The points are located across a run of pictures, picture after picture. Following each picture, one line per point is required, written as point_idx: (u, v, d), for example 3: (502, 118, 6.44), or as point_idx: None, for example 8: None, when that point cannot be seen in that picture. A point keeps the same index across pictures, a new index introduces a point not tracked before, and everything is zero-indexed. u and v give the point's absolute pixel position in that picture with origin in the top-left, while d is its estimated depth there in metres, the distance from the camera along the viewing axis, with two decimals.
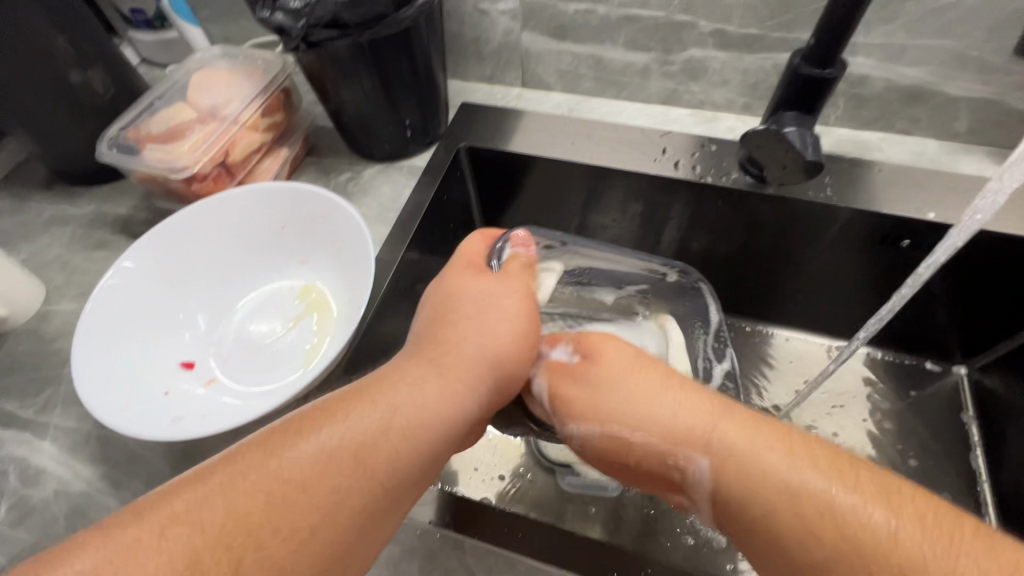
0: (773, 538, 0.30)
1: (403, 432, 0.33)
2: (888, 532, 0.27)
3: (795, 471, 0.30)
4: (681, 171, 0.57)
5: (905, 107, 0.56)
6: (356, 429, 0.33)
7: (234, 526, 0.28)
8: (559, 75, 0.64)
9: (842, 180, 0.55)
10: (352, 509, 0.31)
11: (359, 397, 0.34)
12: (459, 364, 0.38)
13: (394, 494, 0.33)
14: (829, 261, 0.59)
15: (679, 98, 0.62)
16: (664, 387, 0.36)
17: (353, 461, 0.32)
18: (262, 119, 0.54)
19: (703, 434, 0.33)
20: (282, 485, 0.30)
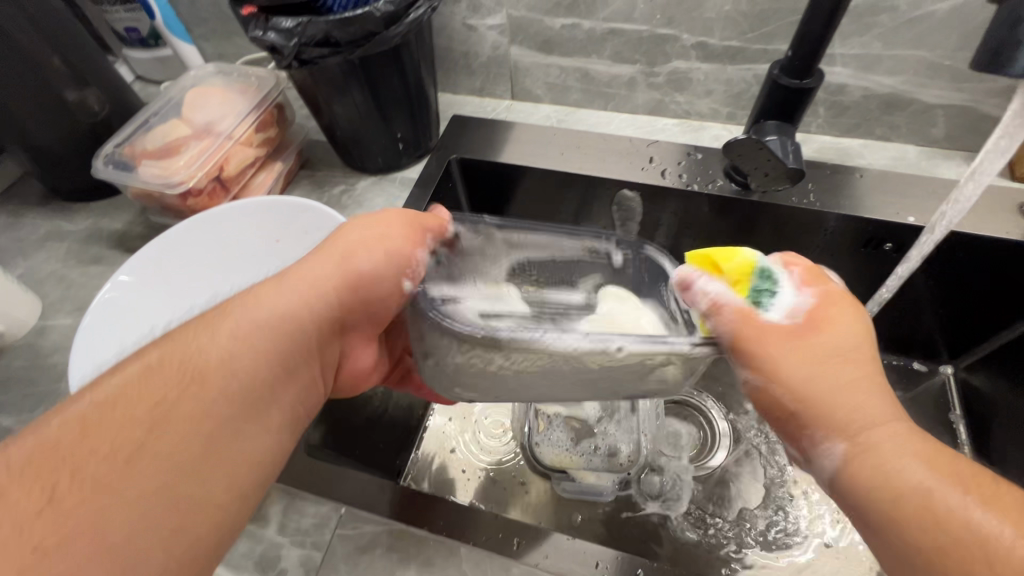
0: (888, 532, 0.26)
1: (242, 342, 0.30)
2: (996, 543, 0.24)
3: (926, 478, 0.26)
4: (668, 179, 0.58)
5: (884, 114, 0.58)
6: (204, 346, 0.30)
7: (71, 463, 0.26)
8: (547, 87, 0.66)
9: (825, 185, 0.56)
10: (206, 418, 0.28)
11: (209, 320, 0.31)
12: (319, 282, 0.34)
13: (254, 403, 0.30)
14: (815, 265, 0.60)
15: (665, 108, 0.64)
16: (842, 368, 0.29)
17: (193, 377, 0.29)
18: (256, 134, 0.55)
19: (853, 422, 0.28)
20: (117, 411, 0.27)
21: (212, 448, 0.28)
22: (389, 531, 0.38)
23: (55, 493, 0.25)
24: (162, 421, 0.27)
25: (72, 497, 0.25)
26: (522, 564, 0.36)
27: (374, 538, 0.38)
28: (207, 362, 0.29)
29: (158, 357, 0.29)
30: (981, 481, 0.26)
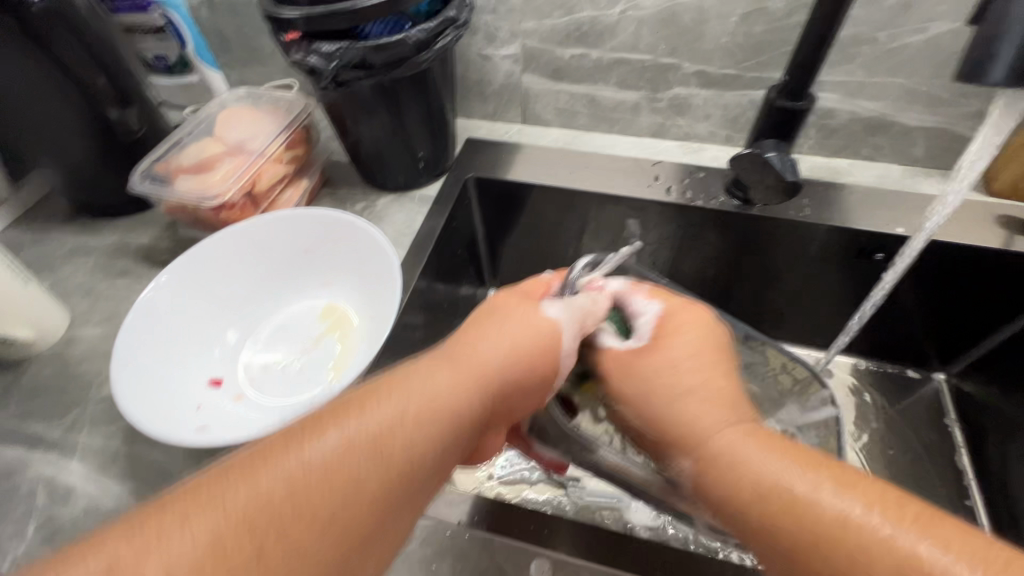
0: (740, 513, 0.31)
1: (420, 421, 0.31)
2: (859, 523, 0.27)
3: (770, 466, 0.30)
4: (673, 196, 0.62)
5: (868, 135, 0.63)
6: (376, 423, 0.30)
7: (266, 520, 0.26)
8: (556, 112, 0.70)
9: (818, 201, 0.60)
10: (383, 497, 0.29)
11: (394, 398, 0.31)
12: (480, 358, 0.35)
13: (420, 481, 0.30)
14: (813, 275, 0.64)
15: (667, 131, 0.68)
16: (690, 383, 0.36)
17: (377, 455, 0.29)
18: (285, 152, 0.58)
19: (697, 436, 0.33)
20: (299, 479, 0.27)
21: (377, 532, 0.28)
22: (423, 526, 0.40)
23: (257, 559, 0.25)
24: (348, 499, 0.28)
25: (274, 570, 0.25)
26: (554, 553, 0.38)
27: (409, 533, 0.40)
28: (392, 441, 0.30)
29: (344, 432, 0.29)
30: (867, 490, 0.28)
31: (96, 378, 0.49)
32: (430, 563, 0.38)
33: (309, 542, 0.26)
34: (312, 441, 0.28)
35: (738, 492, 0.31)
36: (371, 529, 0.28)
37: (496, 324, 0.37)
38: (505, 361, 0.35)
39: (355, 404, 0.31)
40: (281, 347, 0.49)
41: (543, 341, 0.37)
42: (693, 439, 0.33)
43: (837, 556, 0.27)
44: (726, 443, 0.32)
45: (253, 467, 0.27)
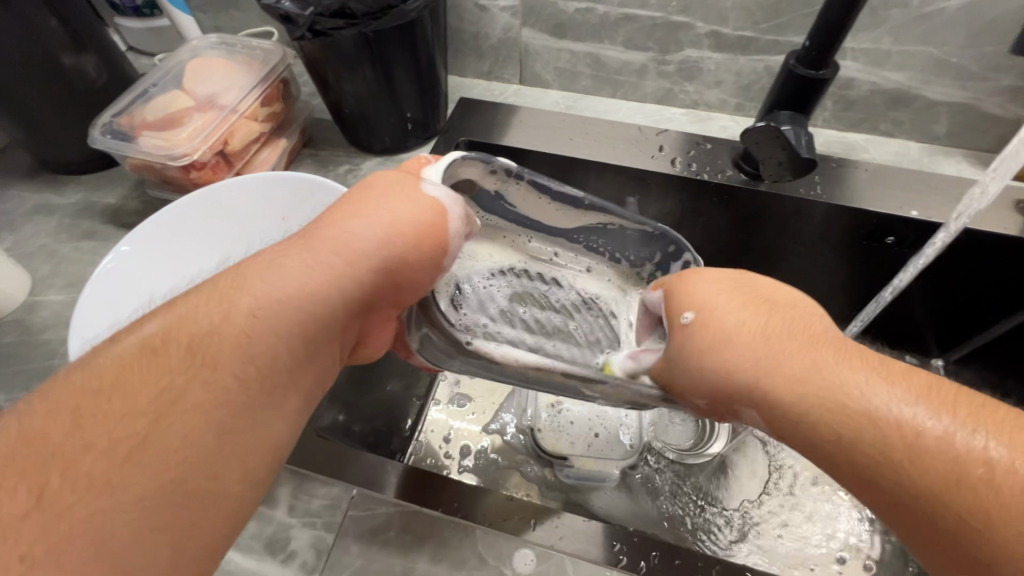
0: (814, 444, 0.27)
1: (251, 314, 0.27)
2: (939, 432, 0.24)
3: (846, 382, 0.26)
4: (677, 167, 0.58)
5: (889, 109, 0.59)
6: (199, 321, 0.26)
7: (50, 456, 0.22)
8: (556, 72, 0.65)
9: (830, 178, 0.57)
10: (206, 403, 0.25)
11: (229, 292, 0.27)
12: (340, 238, 0.30)
13: (263, 377, 0.27)
14: (816, 257, 0.61)
15: (674, 97, 0.64)
16: (743, 311, 0.31)
17: (191, 355, 0.25)
18: (261, 108, 0.53)
19: (769, 367, 0.28)
20: (90, 398, 0.24)
21: (214, 449, 0.25)
22: (402, 512, 0.38)
23: (39, 499, 0.22)
24: (162, 409, 0.24)
25: (60, 500, 0.22)
26: (538, 544, 0.36)
27: (387, 520, 0.38)
28: (211, 343, 0.26)
29: (149, 341, 0.26)
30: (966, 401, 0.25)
31: (60, 348, 0.47)
32: (409, 550, 0.37)
33: (100, 464, 0.23)
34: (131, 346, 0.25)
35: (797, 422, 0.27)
36: (211, 436, 0.25)
37: (371, 201, 0.33)
38: (372, 244, 0.31)
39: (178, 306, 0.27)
40: None
41: (422, 221, 0.33)
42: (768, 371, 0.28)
43: (907, 461, 0.24)
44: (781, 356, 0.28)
45: (51, 399, 0.24)
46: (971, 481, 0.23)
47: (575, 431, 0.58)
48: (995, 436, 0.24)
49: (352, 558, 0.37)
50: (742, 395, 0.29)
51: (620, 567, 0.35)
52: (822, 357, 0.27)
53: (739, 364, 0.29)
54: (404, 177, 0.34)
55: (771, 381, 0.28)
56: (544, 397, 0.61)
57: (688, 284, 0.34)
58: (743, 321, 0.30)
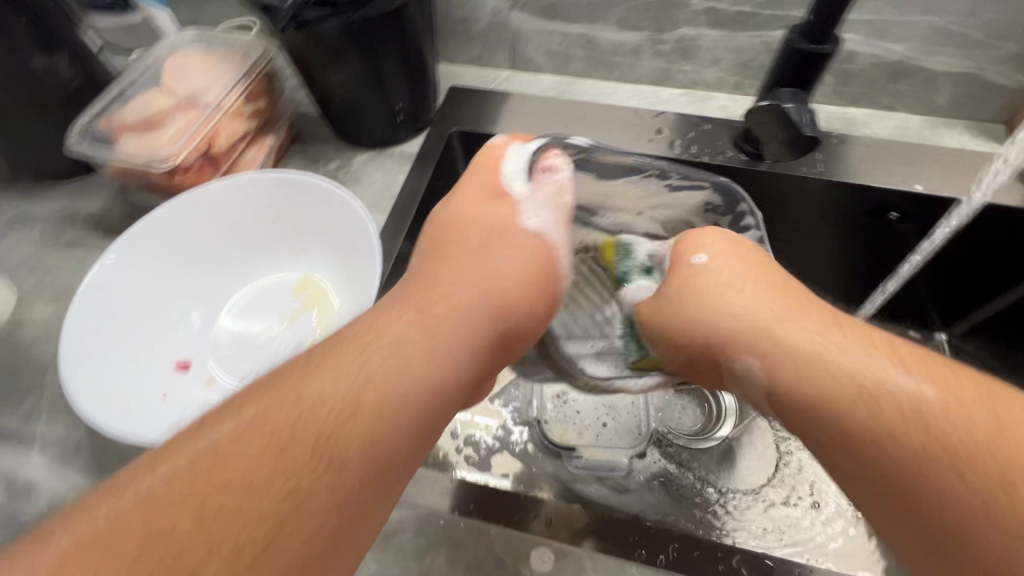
0: (825, 415, 0.31)
1: (375, 409, 0.30)
2: (931, 409, 0.29)
3: (841, 351, 0.32)
4: (676, 151, 0.57)
5: (890, 82, 0.57)
6: (322, 394, 0.29)
7: (174, 544, 0.25)
8: (548, 56, 0.63)
9: (831, 155, 0.56)
10: (346, 481, 0.28)
11: (368, 377, 0.31)
12: (454, 316, 0.36)
13: (398, 458, 0.30)
14: (818, 236, 0.60)
15: (670, 78, 0.62)
16: (738, 273, 0.39)
17: (322, 443, 0.28)
18: (245, 105, 0.51)
19: (768, 327, 0.35)
20: (225, 479, 0.26)
21: (338, 534, 0.27)
22: (415, 516, 0.38)
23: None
24: (288, 500, 0.27)
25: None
26: (555, 542, 0.36)
27: (400, 525, 0.38)
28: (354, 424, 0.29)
29: (274, 414, 0.28)
30: (973, 388, 0.29)
31: (51, 364, 0.45)
32: (424, 555, 0.36)
33: (234, 552, 0.25)
34: (249, 424, 0.28)
35: (792, 389, 0.33)
36: (332, 530, 0.27)
37: (468, 268, 0.40)
38: (479, 323, 0.37)
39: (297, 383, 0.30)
40: (256, 325, 0.46)
41: (529, 292, 0.40)
42: (768, 332, 0.35)
43: (910, 437, 0.28)
44: (785, 331, 0.34)
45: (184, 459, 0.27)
46: (963, 453, 0.27)
47: (583, 421, 0.58)
48: (971, 409, 0.28)
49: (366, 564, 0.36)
50: (738, 334, 0.37)
51: (639, 561, 0.35)
52: (809, 315, 0.35)
53: (752, 333, 0.36)
54: (509, 215, 0.43)
55: (769, 337, 0.35)
56: (548, 390, 0.61)
57: (701, 237, 0.42)
58: (740, 277, 0.39)
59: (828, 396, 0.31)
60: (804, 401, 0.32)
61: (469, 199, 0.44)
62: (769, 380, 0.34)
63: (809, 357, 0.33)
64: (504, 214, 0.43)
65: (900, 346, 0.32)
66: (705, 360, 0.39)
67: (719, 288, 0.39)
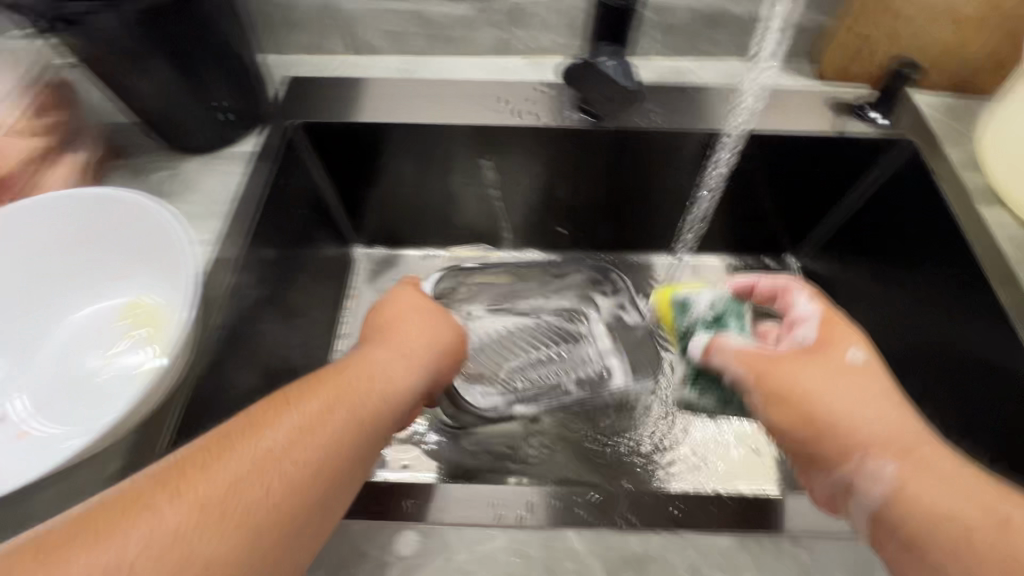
0: (907, 516, 0.31)
1: (296, 485, 0.30)
2: (954, 509, 0.30)
3: (885, 409, 0.35)
4: (523, 118, 0.59)
5: (708, 31, 0.61)
6: (245, 468, 0.29)
7: None
8: (385, 36, 0.62)
9: (665, 106, 0.59)
10: (277, 520, 0.29)
11: (310, 427, 0.32)
12: (380, 394, 0.37)
13: (330, 506, 0.32)
14: (671, 182, 0.62)
15: (510, 47, 0.63)
16: (835, 373, 0.37)
17: (239, 516, 0.28)
18: (33, 118, 0.48)
19: (908, 447, 0.33)
20: (123, 564, 0.25)
21: None
22: None
23: None
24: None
25: None
26: (421, 523, 0.36)
27: None
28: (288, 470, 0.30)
29: (202, 484, 0.28)
30: (978, 494, 0.30)
31: None
32: None
33: None
34: (179, 489, 0.27)
35: (904, 513, 0.31)
36: None
37: (398, 355, 0.40)
38: (399, 393, 0.38)
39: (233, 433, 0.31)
40: (78, 363, 0.43)
41: (441, 360, 0.43)
42: (902, 447, 0.33)
43: (976, 547, 0.29)
44: (845, 401, 0.35)
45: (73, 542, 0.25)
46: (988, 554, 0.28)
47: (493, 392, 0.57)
48: (981, 517, 0.30)
49: None
50: (893, 444, 0.33)
51: (501, 522, 0.36)
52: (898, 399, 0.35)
53: (894, 436, 0.33)
54: (427, 311, 0.46)
55: (855, 443, 0.34)
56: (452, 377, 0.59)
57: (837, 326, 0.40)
58: (879, 379, 0.36)
59: (915, 496, 0.31)
60: (898, 504, 0.32)
61: (401, 300, 0.46)
62: (895, 492, 0.32)
63: (840, 387, 0.36)
64: (423, 318, 0.45)
65: (945, 456, 0.33)
66: (826, 463, 0.36)
67: (834, 382, 0.36)
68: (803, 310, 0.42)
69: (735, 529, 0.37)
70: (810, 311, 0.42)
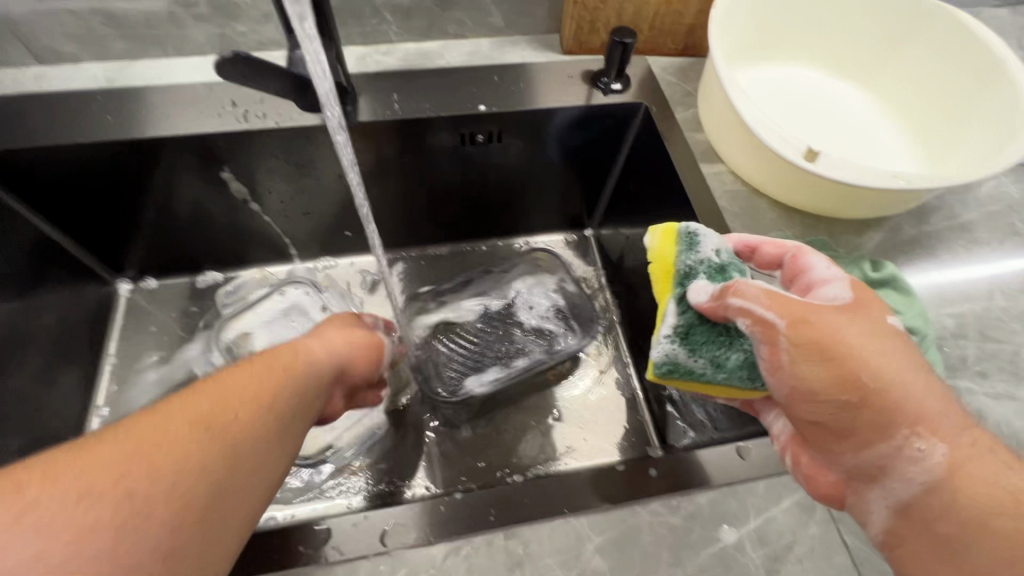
0: (961, 500, 0.28)
1: (214, 482, 0.25)
2: (969, 496, 0.28)
3: (923, 396, 0.29)
4: (247, 122, 0.54)
5: (444, 10, 0.58)
6: (156, 464, 0.24)
7: None
8: (74, 41, 0.53)
9: (407, 94, 0.56)
10: (182, 526, 0.23)
11: (215, 414, 0.27)
12: (286, 398, 0.31)
13: (232, 515, 0.26)
14: (438, 172, 0.61)
15: (233, 42, 0.56)
16: (894, 344, 0.31)
17: (121, 524, 0.22)
18: None
19: (930, 414, 0.29)
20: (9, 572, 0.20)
21: None
22: None
23: None
24: None
25: None
26: None
27: None
28: None
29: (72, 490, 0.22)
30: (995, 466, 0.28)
31: None
32: None
33: None
34: None
35: (953, 498, 0.28)
36: None
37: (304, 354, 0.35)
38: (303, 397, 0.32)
39: (173, 414, 0.26)
40: None
41: (335, 367, 0.37)
42: (925, 418, 0.29)
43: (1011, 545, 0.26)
44: (861, 350, 0.30)
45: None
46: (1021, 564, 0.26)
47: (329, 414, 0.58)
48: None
49: None
50: (901, 425, 0.29)
51: None
52: (918, 363, 0.31)
53: (939, 410, 0.29)
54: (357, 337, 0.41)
55: (892, 410, 0.29)
56: None
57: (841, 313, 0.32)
58: (889, 346, 0.31)
59: (952, 480, 0.28)
60: (913, 490, 0.29)
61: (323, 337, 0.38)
62: (947, 478, 0.28)
63: (877, 350, 0.30)
64: (341, 351, 0.38)
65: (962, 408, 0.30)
66: (847, 452, 0.31)
67: (863, 345, 0.30)
68: (827, 272, 0.35)
69: (449, 537, 0.35)
70: (835, 274, 0.35)
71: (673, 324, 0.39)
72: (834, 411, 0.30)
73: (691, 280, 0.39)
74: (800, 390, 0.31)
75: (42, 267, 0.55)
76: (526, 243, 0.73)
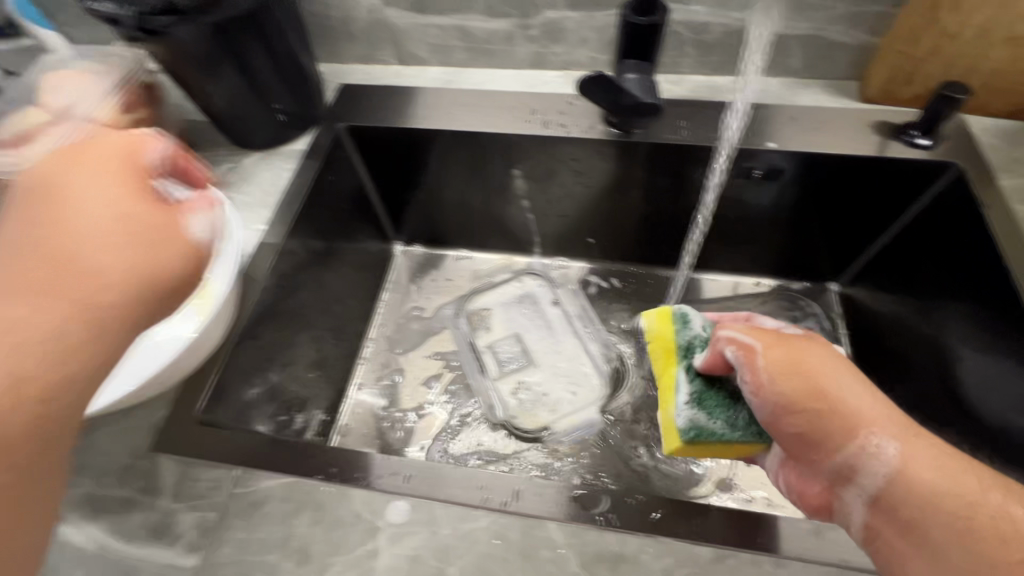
0: (907, 498, 0.31)
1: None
2: (932, 492, 0.30)
3: (876, 406, 0.34)
4: (550, 129, 0.61)
5: (745, 49, 0.61)
6: None
7: None
8: (430, 48, 0.66)
9: (695, 123, 0.59)
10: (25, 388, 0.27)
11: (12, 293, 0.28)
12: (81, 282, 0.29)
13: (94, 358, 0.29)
14: (702, 199, 0.63)
15: (546, 61, 0.65)
16: (846, 372, 0.35)
17: None
18: (121, 115, 0.53)
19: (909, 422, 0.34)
20: None
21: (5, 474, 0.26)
22: (283, 485, 0.40)
23: None
24: None
25: None
26: (413, 496, 0.39)
27: (269, 493, 0.40)
28: None
29: None
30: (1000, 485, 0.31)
31: None
32: (289, 518, 0.39)
33: None
34: None
35: (913, 509, 0.31)
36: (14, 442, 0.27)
37: (80, 192, 0.31)
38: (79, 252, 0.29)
39: None
40: None
41: (118, 201, 0.31)
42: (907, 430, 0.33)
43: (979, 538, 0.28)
44: (836, 368, 0.35)
45: None
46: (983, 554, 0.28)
47: (550, 401, 0.64)
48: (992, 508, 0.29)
49: (234, 531, 0.39)
50: (868, 432, 0.33)
51: (487, 505, 0.38)
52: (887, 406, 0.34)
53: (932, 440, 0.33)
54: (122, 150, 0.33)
55: (864, 423, 0.33)
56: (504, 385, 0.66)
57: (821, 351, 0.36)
58: (846, 374, 0.35)
59: (935, 490, 0.30)
60: (904, 490, 0.31)
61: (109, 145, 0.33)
62: (905, 475, 0.31)
63: (842, 376, 0.35)
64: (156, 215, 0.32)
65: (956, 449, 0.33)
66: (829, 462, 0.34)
67: (831, 371, 0.35)
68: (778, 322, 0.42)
69: (718, 542, 0.36)
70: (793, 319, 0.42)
71: (687, 393, 0.41)
72: (805, 422, 0.34)
73: (694, 353, 0.42)
74: (780, 404, 0.34)
75: (355, 221, 0.68)
76: (756, 284, 0.72)
